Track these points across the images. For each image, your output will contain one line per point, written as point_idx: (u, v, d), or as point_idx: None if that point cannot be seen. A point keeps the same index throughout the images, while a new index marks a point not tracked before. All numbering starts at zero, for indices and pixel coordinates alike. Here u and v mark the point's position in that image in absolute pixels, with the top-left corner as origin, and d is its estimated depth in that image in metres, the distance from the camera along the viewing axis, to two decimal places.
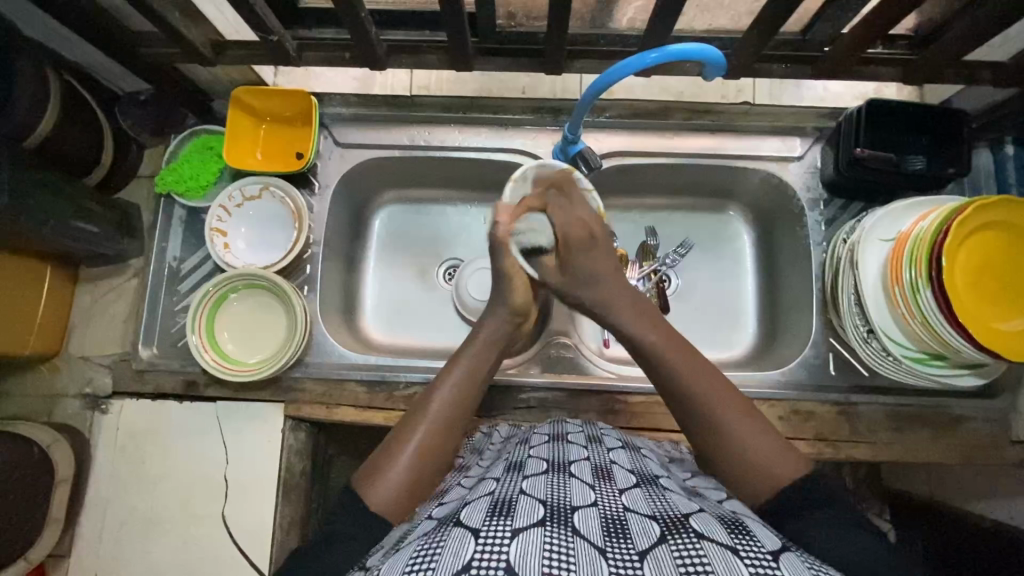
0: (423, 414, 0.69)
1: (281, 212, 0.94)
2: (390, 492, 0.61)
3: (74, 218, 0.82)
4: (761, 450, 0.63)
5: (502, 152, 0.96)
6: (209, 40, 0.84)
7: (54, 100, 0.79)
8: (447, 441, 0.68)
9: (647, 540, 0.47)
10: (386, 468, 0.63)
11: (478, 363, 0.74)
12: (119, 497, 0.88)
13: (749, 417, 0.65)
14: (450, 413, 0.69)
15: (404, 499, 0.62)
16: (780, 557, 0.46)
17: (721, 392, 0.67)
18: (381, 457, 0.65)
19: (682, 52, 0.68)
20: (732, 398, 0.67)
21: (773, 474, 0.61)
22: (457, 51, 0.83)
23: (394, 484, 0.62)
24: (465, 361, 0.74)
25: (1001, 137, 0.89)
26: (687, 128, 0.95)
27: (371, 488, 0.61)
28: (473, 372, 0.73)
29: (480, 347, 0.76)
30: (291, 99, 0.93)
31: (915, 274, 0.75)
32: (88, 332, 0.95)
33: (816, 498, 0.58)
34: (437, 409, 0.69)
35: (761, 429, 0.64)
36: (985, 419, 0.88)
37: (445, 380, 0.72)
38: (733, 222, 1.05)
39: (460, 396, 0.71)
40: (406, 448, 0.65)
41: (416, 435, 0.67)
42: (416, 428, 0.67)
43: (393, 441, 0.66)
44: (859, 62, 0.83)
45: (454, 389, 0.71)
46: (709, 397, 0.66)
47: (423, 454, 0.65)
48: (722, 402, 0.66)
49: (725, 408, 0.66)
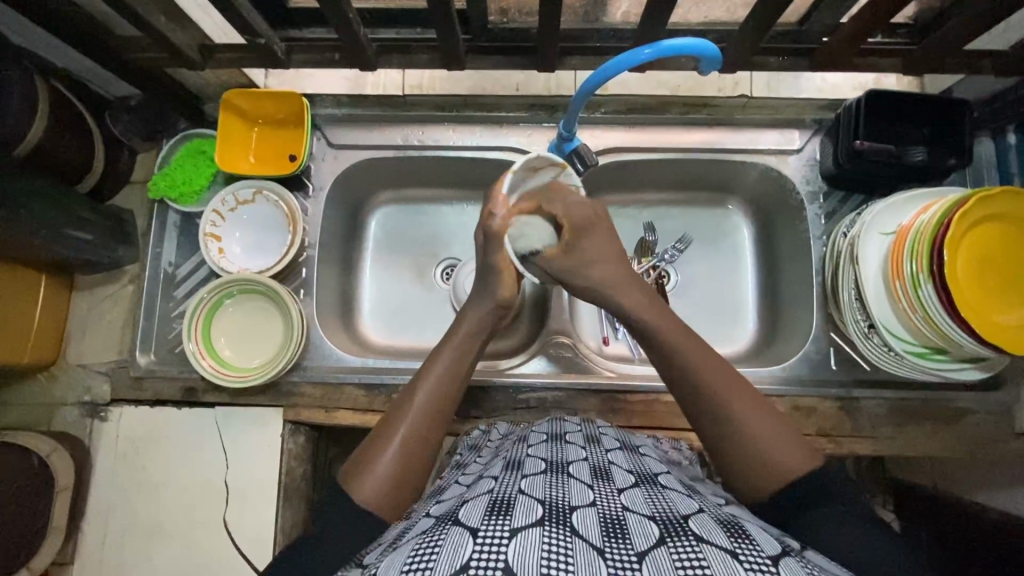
0: (408, 408, 0.68)
1: (275, 215, 0.94)
2: (379, 489, 0.61)
3: (68, 226, 0.82)
4: (767, 434, 0.62)
5: (496, 150, 0.95)
6: (198, 44, 0.83)
7: (42, 107, 0.78)
8: (434, 431, 0.68)
9: (645, 541, 0.46)
10: (374, 464, 0.63)
11: (462, 353, 0.74)
12: (120, 504, 0.88)
13: (757, 400, 0.65)
14: (436, 406, 0.69)
15: (396, 494, 0.62)
16: (780, 563, 0.45)
17: (728, 375, 0.66)
18: (368, 452, 0.65)
19: (676, 47, 0.66)
20: (738, 381, 0.66)
21: (780, 459, 0.60)
22: (447, 50, 0.82)
23: (382, 480, 0.62)
24: (449, 352, 0.73)
25: (1003, 126, 0.88)
26: (683, 122, 0.94)
27: (360, 485, 0.61)
28: (458, 363, 0.73)
29: (464, 337, 0.75)
30: (281, 101, 0.91)
31: (917, 268, 0.74)
32: (85, 340, 0.94)
33: (819, 501, 0.57)
34: (422, 403, 0.69)
35: (768, 414, 0.63)
36: (987, 412, 0.87)
37: (430, 374, 0.71)
38: (731, 216, 1.04)
39: (444, 390, 0.71)
40: (392, 443, 0.65)
41: (400, 431, 0.66)
42: (402, 422, 0.67)
43: (378, 438, 0.66)
44: (858, 53, 0.82)
45: (436, 383, 0.71)
46: (717, 382, 0.65)
47: (409, 450, 0.65)
48: (729, 385, 0.65)
49: (734, 390, 0.65)
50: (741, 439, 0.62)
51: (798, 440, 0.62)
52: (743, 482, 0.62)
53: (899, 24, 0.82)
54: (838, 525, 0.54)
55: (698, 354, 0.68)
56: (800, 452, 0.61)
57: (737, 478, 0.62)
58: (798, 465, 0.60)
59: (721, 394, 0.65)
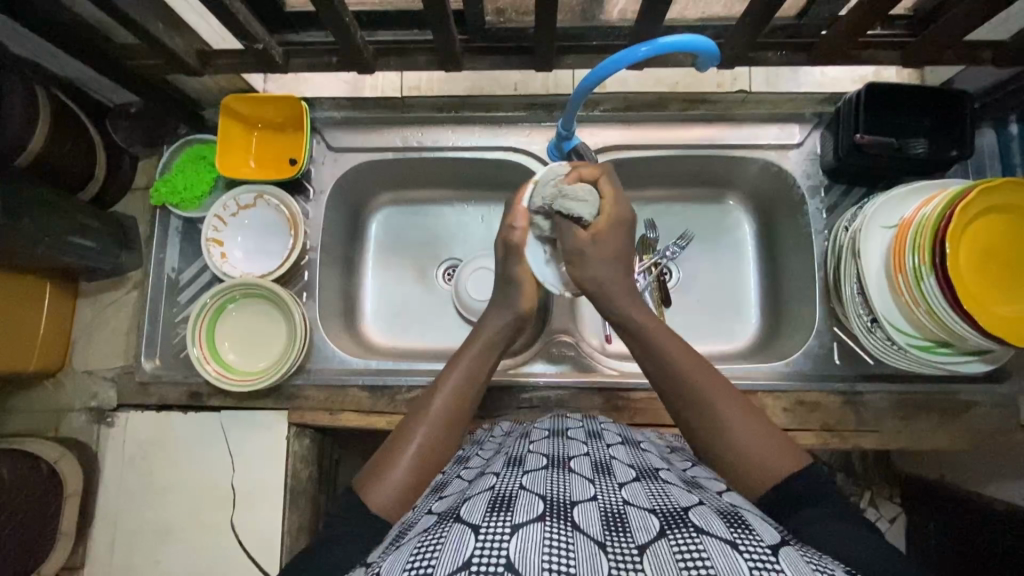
0: (424, 414, 0.69)
1: (277, 220, 0.94)
2: (395, 495, 0.62)
3: (72, 234, 0.82)
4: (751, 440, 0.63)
5: (496, 151, 0.95)
6: (195, 49, 0.83)
7: (45, 116, 0.78)
8: (450, 439, 0.69)
9: (646, 534, 0.46)
10: (390, 466, 0.64)
11: (482, 359, 0.75)
12: (128, 510, 0.89)
13: (743, 406, 0.66)
14: (453, 414, 0.70)
15: (409, 497, 0.62)
16: (781, 553, 0.45)
17: (715, 384, 0.68)
18: (386, 455, 0.65)
19: (675, 44, 0.66)
20: (723, 386, 0.67)
21: (768, 461, 0.61)
22: (445, 50, 0.82)
23: (399, 486, 0.62)
24: (468, 360, 0.74)
25: (1005, 116, 0.87)
26: (684, 118, 0.94)
27: (376, 487, 0.62)
28: (476, 372, 0.74)
29: (484, 344, 0.75)
30: (280, 105, 0.91)
31: (919, 260, 0.73)
32: (90, 347, 0.95)
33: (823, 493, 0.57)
34: (440, 411, 0.69)
35: (754, 419, 0.65)
36: (993, 403, 0.87)
37: (448, 379, 0.72)
38: (733, 212, 1.03)
39: (462, 397, 0.71)
40: (408, 449, 0.65)
41: (416, 435, 0.67)
42: (419, 427, 0.68)
43: (396, 440, 0.67)
44: (858, 46, 0.82)
45: (455, 387, 0.71)
46: (704, 391, 0.67)
47: (425, 454, 0.66)
48: (715, 391, 0.67)
49: (720, 395, 0.66)
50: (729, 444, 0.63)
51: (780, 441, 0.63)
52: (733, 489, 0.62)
53: (897, 16, 0.82)
54: (838, 519, 0.54)
55: (686, 364, 0.69)
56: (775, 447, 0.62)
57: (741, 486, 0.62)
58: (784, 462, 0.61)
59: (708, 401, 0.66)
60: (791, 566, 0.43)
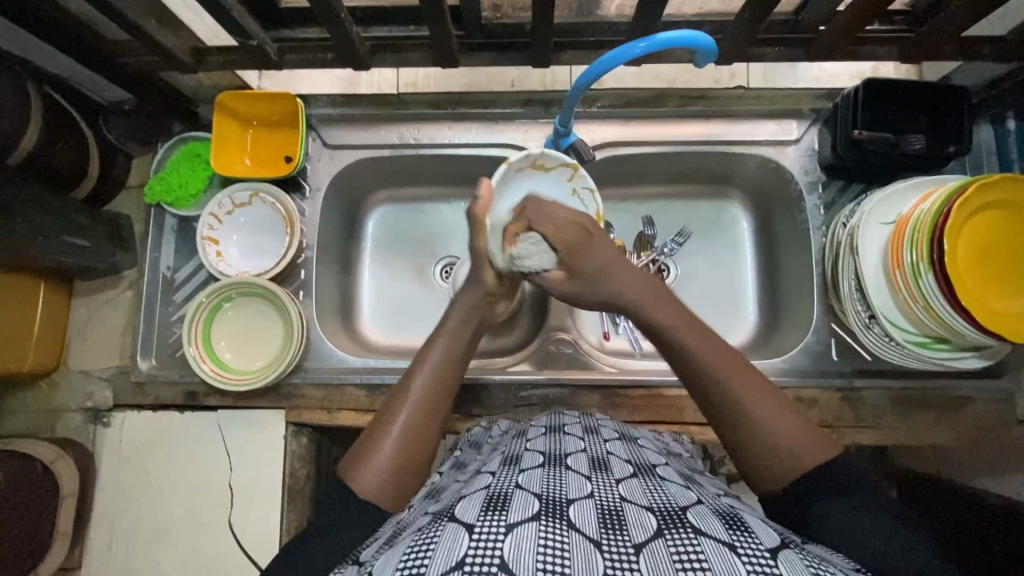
0: (404, 397, 0.68)
1: (270, 217, 0.93)
2: (381, 477, 0.61)
3: (66, 233, 0.82)
4: (783, 430, 0.60)
5: (493, 147, 0.95)
6: (190, 46, 0.82)
7: (38, 114, 0.78)
8: (432, 422, 0.68)
9: (643, 533, 0.46)
10: (373, 453, 0.63)
11: (457, 342, 0.74)
12: (126, 511, 0.88)
13: (755, 375, 0.63)
14: (433, 394, 0.69)
15: (393, 483, 0.62)
16: (779, 554, 0.45)
17: (733, 359, 0.65)
18: (369, 444, 0.64)
19: (673, 40, 0.65)
20: (736, 360, 0.65)
21: (798, 453, 0.58)
22: (443, 47, 0.82)
23: (383, 468, 0.62)
24: (441, 342, 0.74)
25: (1002, 112, 0.88)
26: (682, 115, 0.94)
27: (360, 474, 0.61)
28: (450, 352, 0.73)
29: (458, 324, 0.76)
30: (276, 102, 0.91)
31: (917, 257, 0.73)
32: (85, 347, 0.94)
33: (824, 477, 0.57)
34: (417, 393, 0.69)
35: (773, 395, 0.62)
36: (990, 399, 0.88)
37: (427, 361, 0.72)
38: (731, 208, 1.03)
39: (440, 377, 0.71)
40: (391, 431, 0.65)
41: (398, 421, 0.66)
42: (402, 410, 0.67)
43: (378, 428, 0.66)
44: (856, 42, 0.81)
45: (432, 371, 0.71)
46: (716, 362, 0.64)
47: (407, 438, 0.65)
48: (749, 385, 0.62)
49: (750, 385, 0.62)
50: (741, 415, 0.61)
51: (812, 430, 0.60)
52: (758, 478, 0.60)
53: (896, 11, 0.82)
54: (843, 514, 0.54)
55: (705, 342, 0.66)
56: (810, 440, 0.59)
57: (767, 474, 0.59)
58: (816, 452, 0.58)
59: (723, 376, 0.63)
60: (790, 569, 0.43)
